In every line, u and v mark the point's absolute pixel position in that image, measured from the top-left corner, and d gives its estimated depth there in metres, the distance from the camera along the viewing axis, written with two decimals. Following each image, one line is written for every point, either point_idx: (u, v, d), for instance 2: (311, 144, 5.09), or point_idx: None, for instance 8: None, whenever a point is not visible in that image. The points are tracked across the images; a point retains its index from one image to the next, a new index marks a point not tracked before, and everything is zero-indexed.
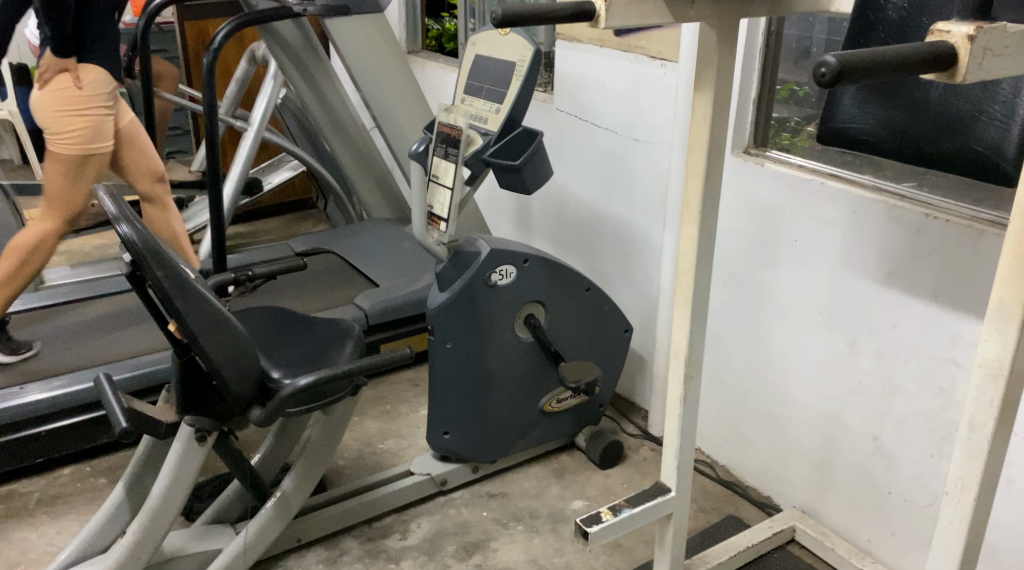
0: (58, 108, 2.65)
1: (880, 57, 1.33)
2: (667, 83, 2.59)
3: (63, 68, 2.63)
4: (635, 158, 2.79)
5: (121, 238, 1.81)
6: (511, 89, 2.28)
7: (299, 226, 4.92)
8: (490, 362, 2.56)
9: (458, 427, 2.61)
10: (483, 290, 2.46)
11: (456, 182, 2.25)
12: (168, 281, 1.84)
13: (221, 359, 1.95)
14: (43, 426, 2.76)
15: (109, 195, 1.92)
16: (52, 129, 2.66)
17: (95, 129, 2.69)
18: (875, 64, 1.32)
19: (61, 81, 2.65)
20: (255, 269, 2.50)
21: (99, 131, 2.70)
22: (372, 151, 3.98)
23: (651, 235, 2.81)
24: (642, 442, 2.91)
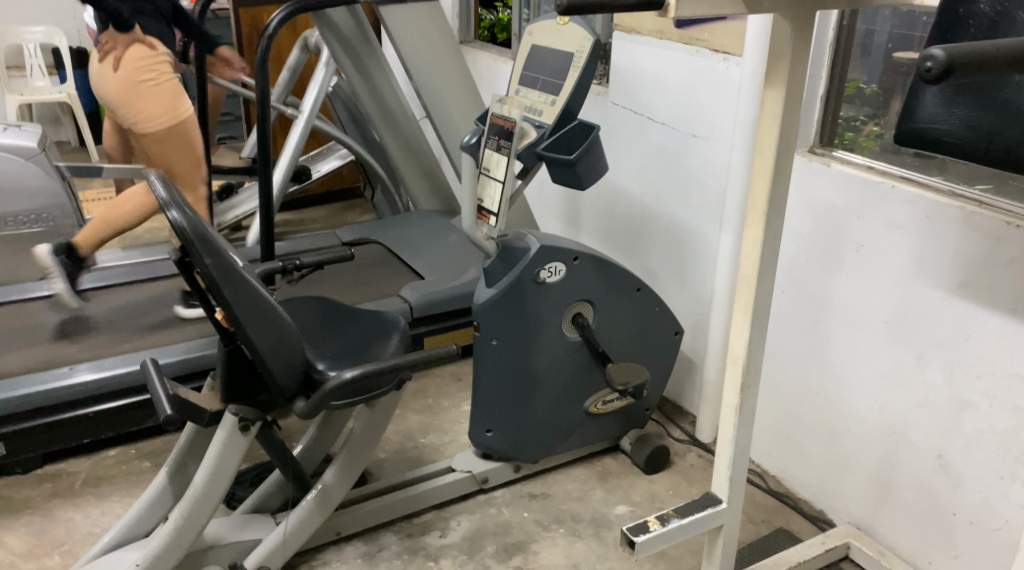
0: (135, 80, 2.72)
1: (992, 51, 1.26)
2: (731, 79, 2.51)
3: (136, 44, 2.69)
4: (691, 155, 2.72)
5: (170, 223, 1.78)
6: (568, 78, 2.20)
7: (346, 215, 4.91)
8: (536, 361, 2.51)
9: (501, 425, 2.56)
10: (532, 287, 2.41)
11: (507, 176, 2.19)
12: (216, 269, 1.80)
13: (266, 349, 1.91)
14: (90, 407, 2.76)
15: (160, 176, 1.89)
16: (134, 104, 2.74)
17: (169, 94, 2.77)
18: (987, 57, 1.25)
19: (136, 53, 2.71)
20: (303, 257, 2.46)
21: (171, 98, 2.77)
22: (421, 142, 3.96)
23: (705, 235, 2.73)
24: (689, 448, 2.84)
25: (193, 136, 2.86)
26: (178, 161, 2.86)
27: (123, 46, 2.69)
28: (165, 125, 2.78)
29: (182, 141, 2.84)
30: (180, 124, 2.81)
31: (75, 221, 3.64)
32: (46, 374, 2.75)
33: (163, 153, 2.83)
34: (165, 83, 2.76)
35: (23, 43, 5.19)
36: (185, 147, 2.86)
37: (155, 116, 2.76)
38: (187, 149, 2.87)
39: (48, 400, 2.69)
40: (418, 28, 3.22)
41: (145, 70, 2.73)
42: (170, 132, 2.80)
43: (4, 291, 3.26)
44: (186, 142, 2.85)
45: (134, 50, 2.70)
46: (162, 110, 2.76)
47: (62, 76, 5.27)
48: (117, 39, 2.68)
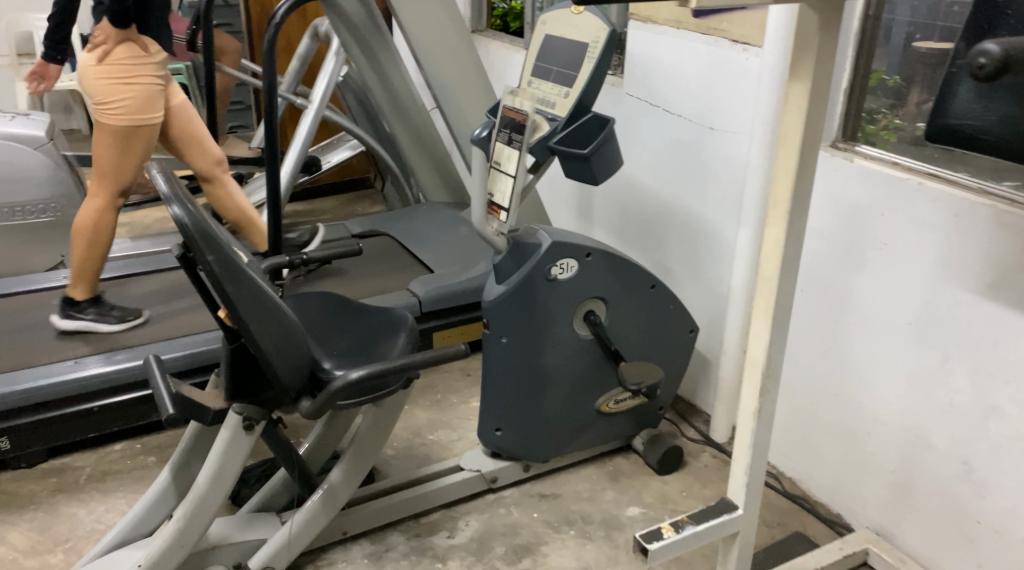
0: (110, 76, 2.64)
1: None
2: (749, 70, 2.44)
3: (123, 41, 2.63)
4: (709, 148, 2.65)
5: (172, 218, 1.71)
6: (583, 69, 2.13)
7: (356, 205, 4.86)
8: (547, 359, 2.45)
9: (511, 423, 2.51)
10: (543, 284, 2.35)
11: (519, 170, 2.15)
12: (219, 266, 1.74)
13: (271, 348, 1.85)
14: (96, 402, 2.71)
15: (161, 170, 1.82)
16: (100, 98, 2.64)
17: (141, 99, 2.67)
18: None
19: (123, 51, 2.64)
20: (310, 252, 2.41)
21: (142, 103, 2.67)
22: (431, 133, 3.91)
23: (722, 231, 2.67)
24: (703, 449, 2.80)
25: (145, 146, 2.73)
26: (117, 162, 2.70)
27: (108, 40, 2.62)
28: (123, 127, 2.66)
29: (132, 148, 2.71)
30: (140, 130, 2.69)
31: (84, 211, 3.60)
32: (50, 368, 2.71)
33: (107, 156, 2.70)
34: (145, 87, 2.67)
35: (34, 31, 5.16)
36: (130, 151, 2.70)
37: (115, 114, 2.65)
38: (130, 154, 2.71)
39: (52, 394, 2.64)
40: (430, 16, 3.14)
41: (125, 70, 2.65)
42: (126, 135, 2.68)
43: (11, 282, 3.22)
44: (133, 146, 2.70)
45: (120, 45, 2.64)
46: (117, 105, 2.64)
47: (72, 64, 5.23)
48: (107, 34, 2.62)
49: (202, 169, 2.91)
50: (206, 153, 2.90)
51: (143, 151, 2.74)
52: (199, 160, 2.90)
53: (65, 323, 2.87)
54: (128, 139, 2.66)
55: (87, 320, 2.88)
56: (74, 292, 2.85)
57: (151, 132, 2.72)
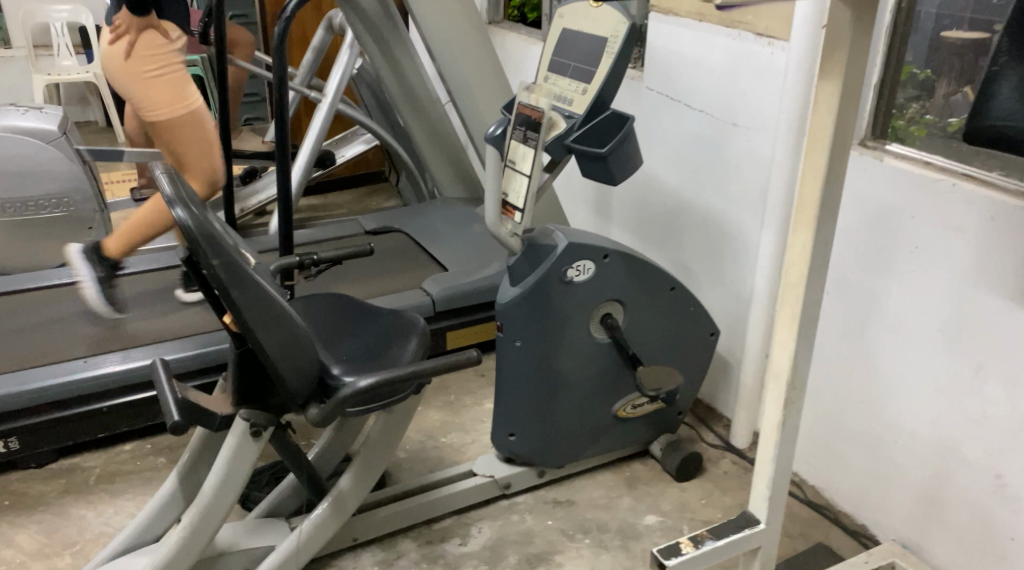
0: (147, 66, 2.61)
1: None
2: (775, 65, 2.36)
3: (146, 30, 2.57)
4: (732, 145, 2.58)
5: (175, 221, 1.65)
6: (603, 62, 2.03)
7: (371, 200, 4.81)
8: (562, 363, 2.38)
9: (524, 428, 2.44)
10: (558, 286, 2.28)
11: (535, 169, 2.08)
12: (224, 270, 1.67)
13: (278, 355, 1.78)
14: (106, 402, 2.63)
15: (163, 167, 1.74)
16: (150, 90, 2.61)
17: (183, 81, 2.66)
18: None
19: (147, 40, 2.59)
20: (320, 252, 2.35)
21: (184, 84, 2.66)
22: (446, 128, 3.85)
23: (745, 231, 2.60)
24: (723, 455, 2.74)
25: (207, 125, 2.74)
26: (194, 155, 2.73)
27: (134, 31, 2.56)
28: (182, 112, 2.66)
29: (199, 131, 2.71)
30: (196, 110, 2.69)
31: (97, 206, 3.56)
32: (60, 367, 2.62)
33: (182, 144, 2.70)
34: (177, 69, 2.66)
35: (49, 22, 5.11)
36: (199, 139, 2.72)
37: (172, 102, 2.63)
38: (201, 142, 2.72)
39: (61, 393, 2.56)
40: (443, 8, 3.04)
41: (157, 56, 2.61)
42: (187, 119, 2.67)
43: (22, 279, 3.16)
44: (197, 134, 2.71)
45: (144, 35, 2.58)
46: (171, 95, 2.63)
47: (87, 56, 5.17)
48: (129, 25, 2.55)
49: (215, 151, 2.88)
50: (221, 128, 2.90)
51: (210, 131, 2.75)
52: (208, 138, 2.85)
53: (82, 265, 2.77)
54: (191, 122, 2.66)
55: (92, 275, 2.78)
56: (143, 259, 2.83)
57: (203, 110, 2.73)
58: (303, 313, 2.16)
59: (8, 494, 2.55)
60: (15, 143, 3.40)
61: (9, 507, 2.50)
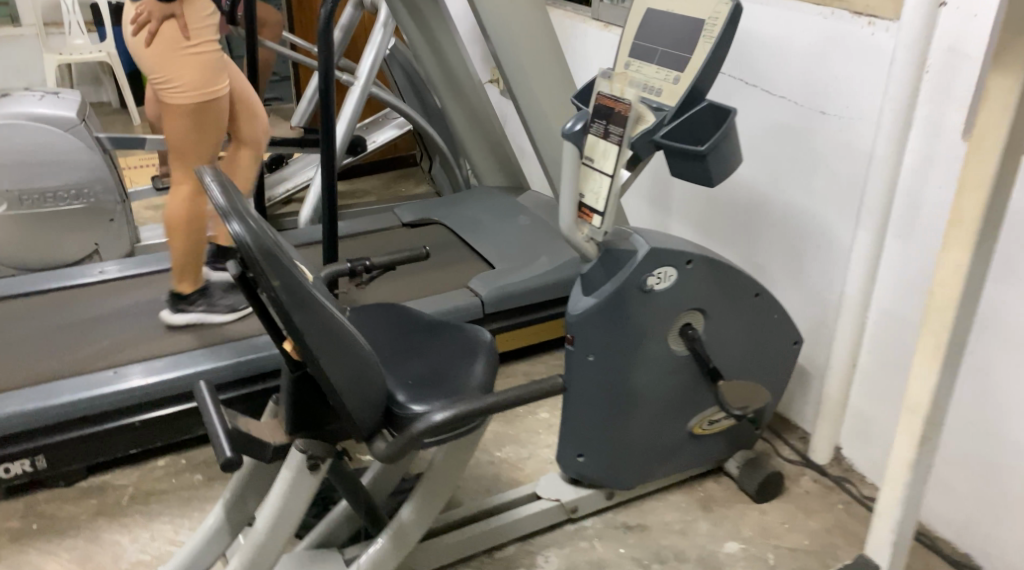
0: (167, 52, 2.36)
1: None
2: (876, 47, 2.16)
3: (167, 15, 2.33)
4: (820, 136, 2.36)
5: (230, 236, 1.46)
6: (699, 52, 1.83)
7: (400, 186, 4.59)
8: (637, 379, 2.17)
9: (595, 449, 2.23)
10: (637, 296, 2.06)
11: (617, 168, 1.87)
12: (286, 292, 1.48)
13: (344, 385, 1.58)
14: (138, 416, 2.42)
15: (215, 173, 1.55)
16: (165, 76, 2.36)
17: (208, 69, 2.40)
18: None
19: (169, 28, 2.35)
20: (372, 258, 2.14)
21: (207, 74, 2.39)
22: (489, 114, 3.64)
23: (833, 231, 2.38)
24: (802, 471, 2.54)
25: (220, 119, 2.47)
26: (196, 144, 2.45)
27: (154, 16, 2.33)
28: (196, 104, 2.40)
29: (206, 124, 2.44)
30: (212, 102, 2.42)
31: (119, 197, 3.33)
32: (89, 379, 2.41)
33: (189, 139, 2.44)
34: (207, 57, 2.40)
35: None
36: (209, 128, 2.44)
37: (188, 91, 2.37)
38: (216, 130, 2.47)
39: (92, 408, 2.35)
40: None
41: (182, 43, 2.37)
42: (198, 112, 2.41)
43: (42, 278, 2.95)
44: (210, 122, 2.45)
45: (165, 20, 2.34)
46: (183, 82, 2.36)
47: (101, 34, 4.94)
48: (149, 7, 2.34)
49: (244, 132, 2.65)
50: (256, 118, 2.65)
51: (221, 126, 2.48)
52: (246, 126, 2.63)
53: (176, 318, 2.67)
54: (199, 117, 2.40)
55: (196, 313, 2.68)
56: (182, 286, 2.64)
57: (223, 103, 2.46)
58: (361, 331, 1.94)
59: (36, 516, 2.34)
60: (32, 131, 3.19)
61: (38, 532, 2.30)
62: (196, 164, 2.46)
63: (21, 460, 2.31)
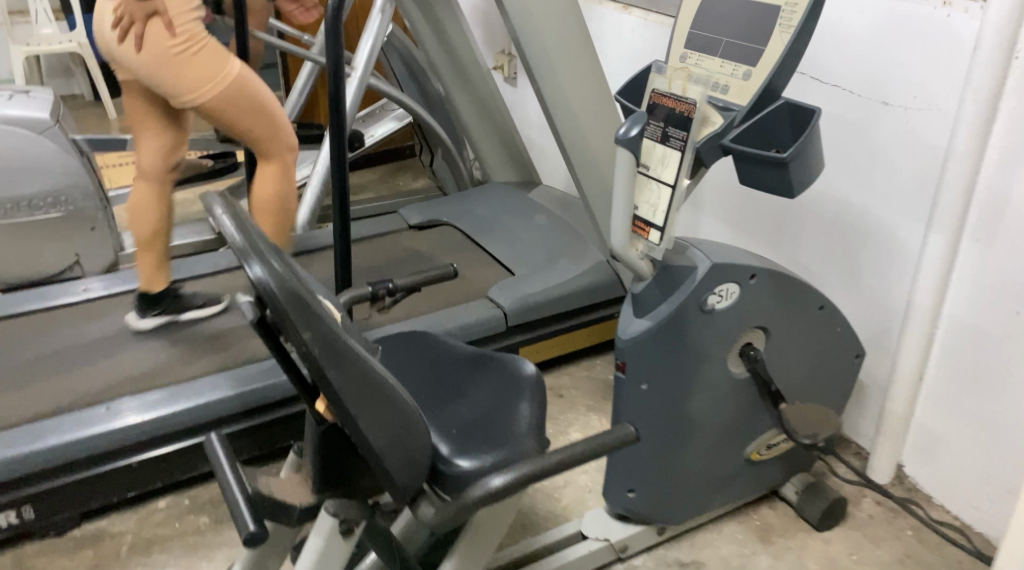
0: (169, 52, 2.12)
1: None
2: (951, 31, 1.95)
3: (150, 12, 2.08)
4: (881, 129, 2.15)
5: (251, 281, 1.22)
6: (774, 44, 1.60)
7: (398, 180, 4.34)
8: (695, 408, 1.95)
9: (647, 484, 2.01)
10: (697, 317, 1.84)
11: (680, 178, 1.66)
12: (317, 344, 1.24)
13: (386, 446, 1.34)
14: (134, 456, 2.17)
15: (224, 201, 1.31)
16: (184, 78, 2.14)
17: (216, 52, 2.17)
18: None
19: (157, 26, 2.10)
20: (395, 279, 1.91)
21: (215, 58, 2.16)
22: (498, 106, 3.40)
23: (897, 232, 2.18)
24: (862, 492, 2.34)
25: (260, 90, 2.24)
26: (257, 125, 2.25)
27: (137, 20, 2.09)
28: (226, 90, 2.18)
29: (252, 102, 2.22)
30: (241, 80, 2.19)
31: (100, 203, 3.06)
32: (78, 417, 2.16)
33: (247, 124, 2.23)
34: (206, 39, 2.15)
35: None
36: (258, 103, 2.23)
37: (210, 83, 2.15)
38: (264, 108, 2.24)
39: (82, 452, 2.10)
40: None
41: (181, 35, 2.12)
42: (236, 96, 2.19)
43: (20, 298, 2.68)
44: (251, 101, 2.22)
45: (148, 19, 2.10)
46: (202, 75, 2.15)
47: (70, 22, 4.62)
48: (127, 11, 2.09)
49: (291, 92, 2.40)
50: None
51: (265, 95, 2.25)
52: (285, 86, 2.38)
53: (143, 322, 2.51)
54: (240, 99, 2.19)
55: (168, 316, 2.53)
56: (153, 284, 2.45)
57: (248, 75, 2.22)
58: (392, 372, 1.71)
59: None
60: (3, 134, 2.90)
61: None
62: (272, 148, 2.28)
63: (6, 512, 2.06)
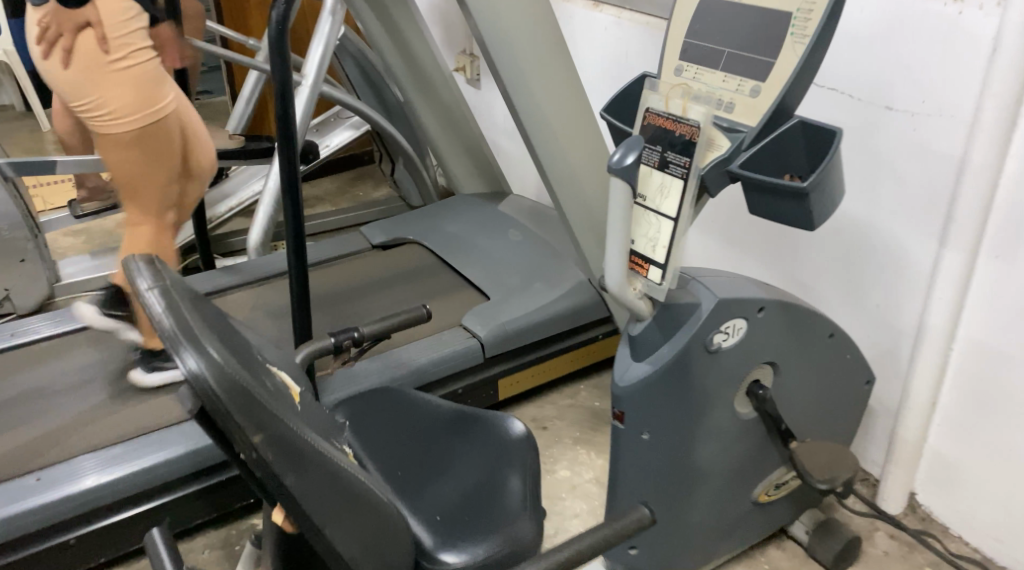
0: (90, 68, 1.93)
1: None
2: (962, 28, 1.79)
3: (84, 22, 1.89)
4: (885, 136, 1.97)
5: (185, 378, 1.00)
6: (785, 56, 1.42)
7: (356, 190, 4.11)
8: (701, 455, 1.76)
9: (649, 539, 1.82)
10: (703, 358, 1.64)
11: (684, 208, 1.47)
12: (271, 447, 1.03)
13: (359, 553, 1.13)
14: (72, 531, 1.93)
15: (150, 268, 1.08)
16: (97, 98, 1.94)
17: (145, 83, 1.96)
18: None
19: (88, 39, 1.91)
20: (362, 327, 1.71)
21: (144, 91, 1.96)
22: (463, 113, 3.18)
23: (905, 247, 2.00)
24: (873, 524, 2.18)
25: (172, 141, 2.04)
26: (148, 175, 2.04)
27: (66, 26, 1.90)
28: (136, 128, 1.97)
29: (155, 150, 2.02)
30: (156, 124, 1.99)
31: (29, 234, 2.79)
32: (6, 489, 1.91)
33: (136, 170, 2.02)
34: (139, 69, 1.95)
35: None
36: (159, 154, 2.02)
37: (122, 112, 1.95)
38: (163, 159, 2.04)
39: (10, 531, 1.85)
40: None
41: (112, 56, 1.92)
42: (143, 138, 1.99)
43: None
44: (158, 147, 2.01)
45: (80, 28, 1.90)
46: (117, 105, 1.94)
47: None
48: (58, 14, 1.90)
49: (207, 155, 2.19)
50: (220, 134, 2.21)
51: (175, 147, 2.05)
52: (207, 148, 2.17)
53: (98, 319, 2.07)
54: (140, 142, 1.98)
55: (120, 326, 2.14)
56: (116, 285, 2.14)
57: (170, 121, 2.02)
58: (360, 449, 1.51)
59: None
60: None
61: None
62: (147, 204, 2.05)
63: None
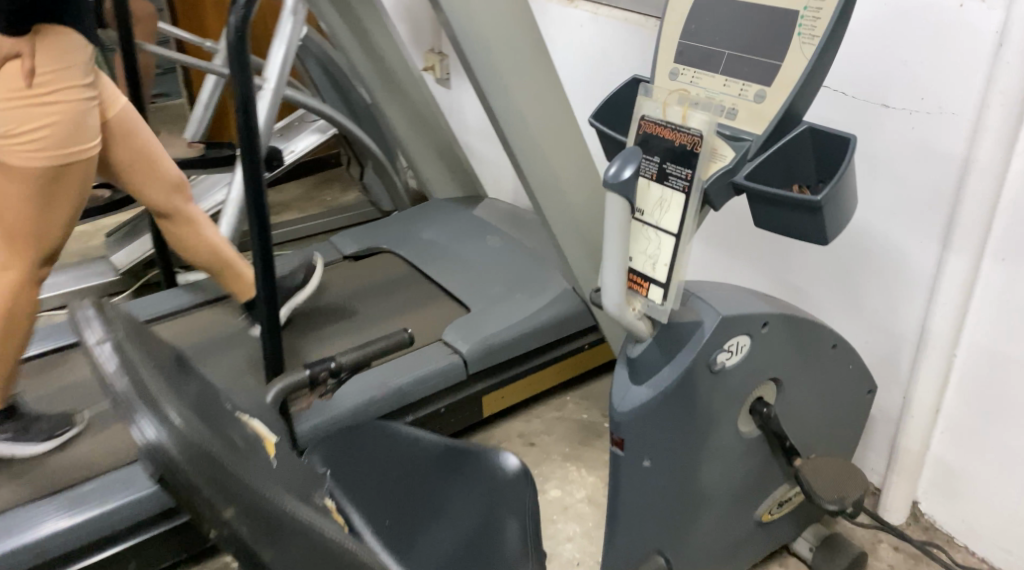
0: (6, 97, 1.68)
1: None
2: (964, 23, 1.70)
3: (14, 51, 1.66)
4: (882, 136, 1.89)
5: (140, 448, 0.85)
6: (792, 59, 1.33)
7: (323, 194, 3.97)
8: (704, 478, 1.66)
9: None
10: (706, 379, 1.55)
11: (687, 224, 1.37)
12: (243, 518, 0.85)
13: None
14: None
15: (100, 318, 0.94)
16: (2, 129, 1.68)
17: (69, 124, 1.72)
18: None
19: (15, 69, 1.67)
20: (339, 357, 1.62)
21: (68, 132, 1.72)
22: (434, 115, 3.06)
23: (904, 250, 1.92)
24: (876, 536, 2.10)
25: (80, 187, 1.78)
26: (38, 220, 1.75)
27: None
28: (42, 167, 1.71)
29: (55, 195, 1.75)
30: (68, 169, 1.74)
31: None
32: None
33: (23, 212, 1.73)
34: (68, 108, 1.72)
35: None
36: (59, 199, 1.76)
37: (33, 149, 1.69)
38: (62, 204, 1.77)
39: None
40: None
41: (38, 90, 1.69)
42: (51, 180, 1.73)
43: None
44: (58, 191, 1.75)
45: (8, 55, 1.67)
46: (25, 140, 1.68)
47: None
48: None
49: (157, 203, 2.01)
50: (164, 180, 1.99)
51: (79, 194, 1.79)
52: (154, 191, 1.99)
53: None
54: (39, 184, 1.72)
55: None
56: None
57: (89, 167, 1.78)
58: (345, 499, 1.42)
59: None
60: None
61: None
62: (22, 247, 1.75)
63: None
